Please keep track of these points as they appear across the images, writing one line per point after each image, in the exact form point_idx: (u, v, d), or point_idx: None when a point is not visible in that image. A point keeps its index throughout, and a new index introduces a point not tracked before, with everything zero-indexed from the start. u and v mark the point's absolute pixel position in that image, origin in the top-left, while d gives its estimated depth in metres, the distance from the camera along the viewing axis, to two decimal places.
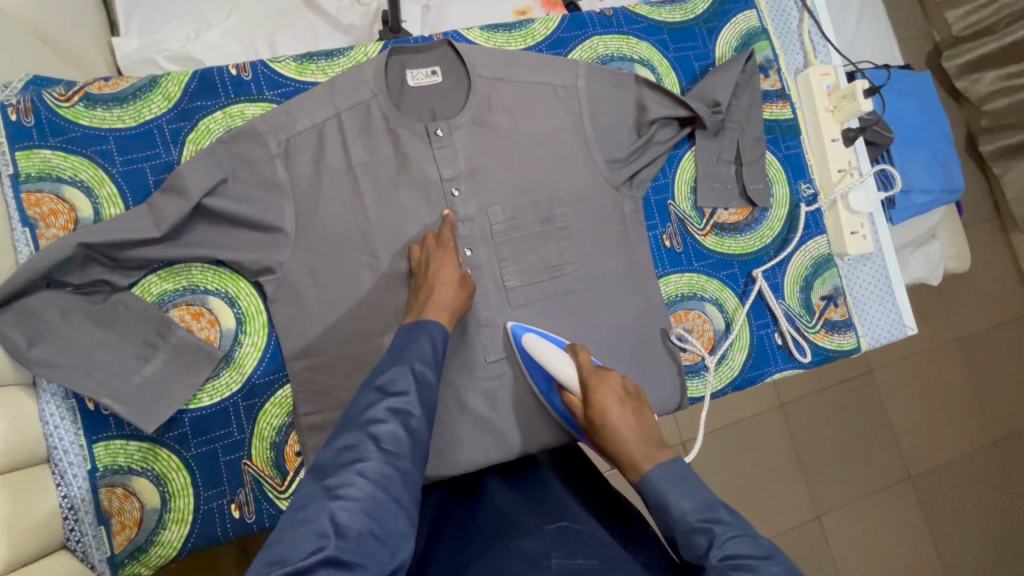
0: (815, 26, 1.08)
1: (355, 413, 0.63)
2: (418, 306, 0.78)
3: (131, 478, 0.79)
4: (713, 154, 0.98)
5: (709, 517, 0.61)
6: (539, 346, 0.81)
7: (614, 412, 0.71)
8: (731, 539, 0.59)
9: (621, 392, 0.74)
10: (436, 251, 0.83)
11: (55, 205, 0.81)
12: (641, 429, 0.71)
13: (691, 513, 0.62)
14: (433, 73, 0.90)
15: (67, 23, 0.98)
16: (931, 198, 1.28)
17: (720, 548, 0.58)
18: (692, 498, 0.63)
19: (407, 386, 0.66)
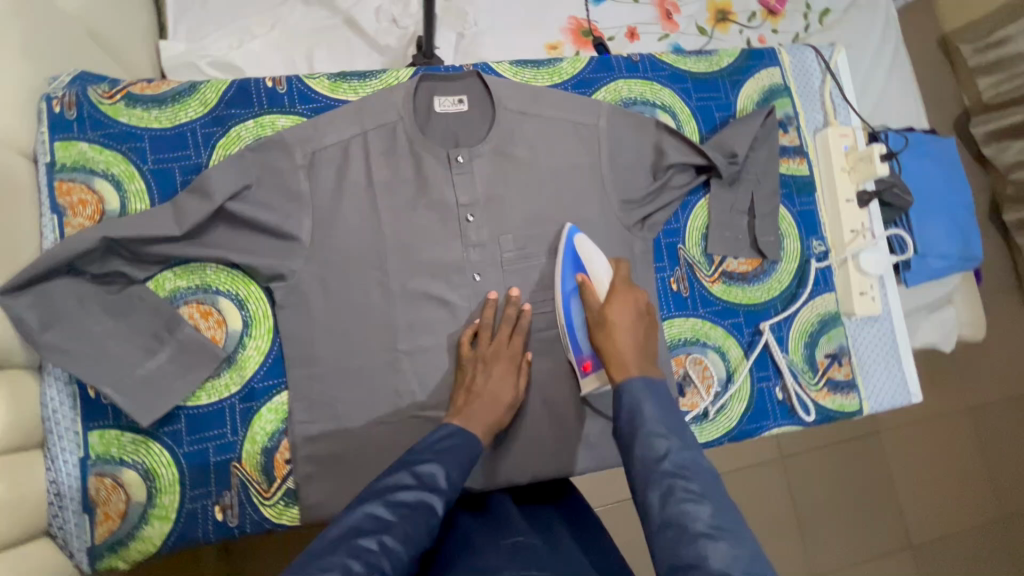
0: (837, 88, 1.10)
1: (387, 486, 0.63)
2: (467, 408, 0.78)
3: (121, 469, 0.79)
4: (727, 204, 0.99)
5: (672, 429, 0.64)
6: (593, 248, 0.87)
7: (627, 317, 0.76)
8: (687, 455, 0.62)
9: (641, 306, 0.78)
10: (496, 350, 0.83)
11: (84, 195, 0.84)
12: (640, 344, 0.74)
13: (659, 420, 0.65)
14: (460, 102, 0.93)
15: (120, 24, 1.03)
16: (943, 266, 1.28)
17: (674, 459, 0.61)
18: (663, 411, 0.66)
19: (443, 479, 0.65)
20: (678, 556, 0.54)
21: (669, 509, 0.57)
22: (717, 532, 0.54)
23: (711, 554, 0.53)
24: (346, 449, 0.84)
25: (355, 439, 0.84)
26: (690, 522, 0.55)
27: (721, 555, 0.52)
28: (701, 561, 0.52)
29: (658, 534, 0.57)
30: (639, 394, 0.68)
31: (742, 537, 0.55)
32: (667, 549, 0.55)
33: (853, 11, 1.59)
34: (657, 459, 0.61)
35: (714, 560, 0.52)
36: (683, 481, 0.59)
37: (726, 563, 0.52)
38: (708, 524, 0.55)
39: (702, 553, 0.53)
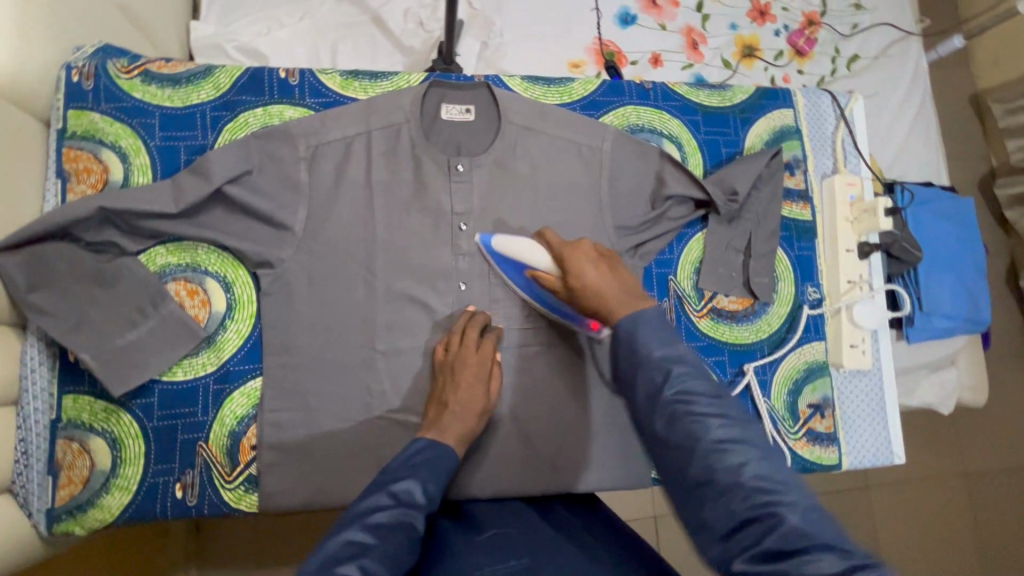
0: (850, 136, 1.08)
1: (361, 510, 0.62)
2: (439, 422, 0.77)
3: (89, 436, 0.81)
4: (723, 240, 0.99)
5: (671, 356, 0.63)
6: (508, 241, 0.82)
7: (588, 272, 0.72)
8: (688, 375, 0.61)
9: (591, 253, 0.75)
10: (467, 358, 0.81)
11: (90, 163, 0.86)
12: (616, 283, 0.72)
13: (656, 351, 0.63)
14: (467, 111, 0.94)
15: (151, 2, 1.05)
16: (947, 325, 1.25)
17: (673, 383, 0.61)
18: (659, 339, 0.65)
19: (419, 498, 0.65)
20: (690, 471, 0.57)
21: (676, 433, 0.58)
22: (727, 446, 0.56)
23: (720, 467, 0.55)
24: (312, 442, 0.84)
25: (322, 432, 0.84)
26: (698, 439, 0.57)
27: (729, 465, 0.55)
28: (711, 475, 0.55)
29: (668, 454, 0.59)
30: (635, 329, 0.66)
31: (750, 440, 0.57)
32: (679, 466, 0.57)
33: (882, 59, 1.58)
34: (658, 389, 0.61)
35: (724, 473, 0.55)
36: (685, 404, 0.59)
37: (737, 473, 0.54)
38: (717, 438, 0.56)
39: (713, 467, 0.55)
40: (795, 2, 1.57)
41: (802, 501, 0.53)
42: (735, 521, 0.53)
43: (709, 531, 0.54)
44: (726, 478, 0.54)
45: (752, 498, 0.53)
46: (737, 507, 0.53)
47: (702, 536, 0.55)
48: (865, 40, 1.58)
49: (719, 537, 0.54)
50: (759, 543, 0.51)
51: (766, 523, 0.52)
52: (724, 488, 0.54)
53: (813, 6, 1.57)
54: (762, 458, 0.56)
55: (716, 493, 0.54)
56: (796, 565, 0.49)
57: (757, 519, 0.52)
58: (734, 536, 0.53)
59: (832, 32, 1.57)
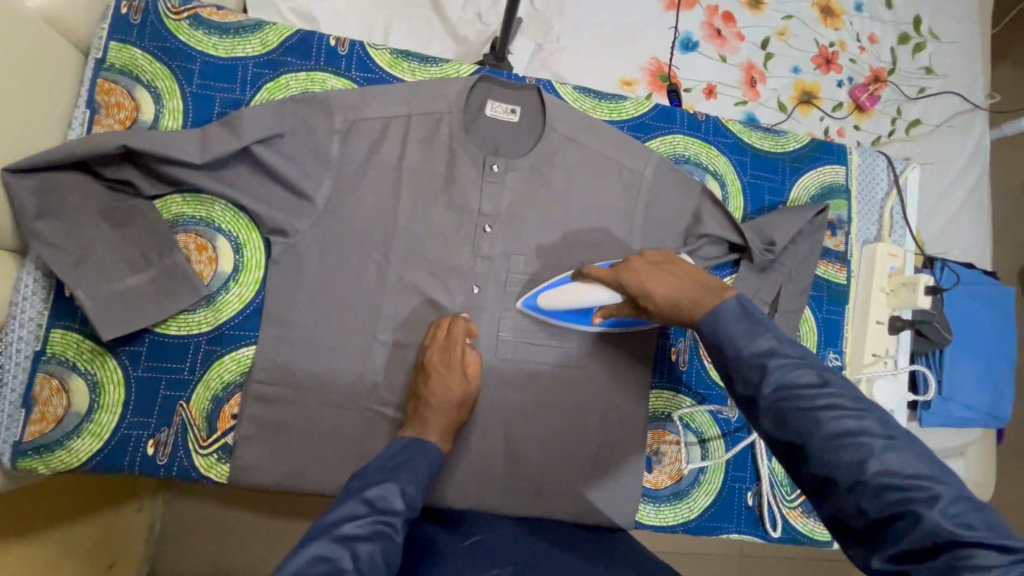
0: (900, 205, 1.04)
1: (333, 520, 0.58)
2: (419, 417, 0.76)
3: (70, 375, 0.78)
4: (752, 288, 0.94)
5: (765, 351, 0.58)
6: (552, 293, 0.82)
7: (652, 281, 0.71)
8: (790, 367, 0.56)
9: (647, 266, 0.73)
10: (450, 360, 0.79)
11: (122, 99, 0.84)
12: (683, 279, 0.69)
13: (746, 348, 0.59)
14: (512, 112, 0.91)
15: None
16: (964, 415, 1.20)
17: (774, 379, 0.56)
18: (747, 333, 0.59)
19: (396, 505, 0.62)
20: (805, 469, 0.53)
21: (786, 434, 0.54)
22: (849, 443, 0.50)
23: (839, 464, 0.50)
24: (295, 421, 0.82)
25: (307, 413, 0.82)
26: (810, 436, 0.52)
27: (848, 461, 0.50)
28: (833, 474, 0.51)
29: (782, 452, 0.55)
30: (717, 331, 0.62)
31: (874, 432, 0.51)
32: (797, 466, 0.54)
33: (942, 130, 1.53)
34: (756, 388, 0.57)
35: (847, 471, 0.50)
36: (791, 400, 0.54)
37: (863, 469, 0.49)
38: (833, 433, 0.51)
39: (830, 465, 0.51)
40: (863, 56, 1.52)
41: (946, 493, 0.47)
42: (865, 520, 0.49)
43: (843, 528, 0.51)
44: (848, 477, 0.50)
45: (883, 496, 0.48)
46: (869, 505, 0.49)
47: (837, 531, 0.52)
48: (928, 107, 1.54)
49: (854, 535, 0.51)
50: (900, 544, 0.47)
51: (903, 522, 0.47)
52: (849, 487, 0.50)
53: (882, 63, 1.53)
54: (890, 449, 0.50)
55: (842, 492, 0.51)
56: (942, 562, 0.45)
57: (896, 517, 0.48)
58: (871, 535, 0.50)
59: (897, 92, 1.52)
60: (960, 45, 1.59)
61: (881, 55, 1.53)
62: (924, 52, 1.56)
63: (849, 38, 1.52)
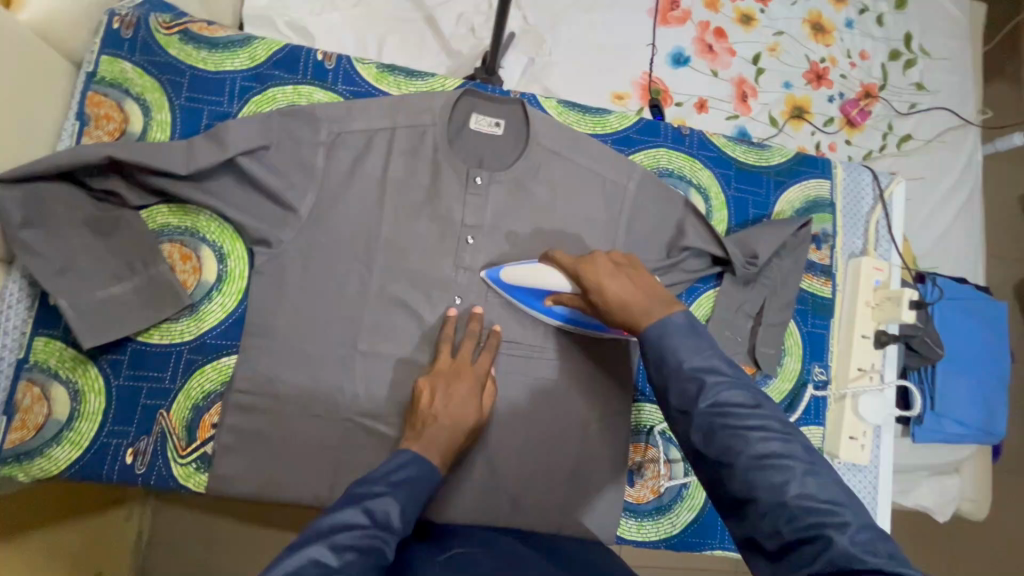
0: (885, 219, 1.04)
1: (331, 526, 0.57)
2: (422, 436, 0.74)
3: (52, 383, 0.79)
4: (735, 302, 0.94)
5: (704, 366, 0.59)
6: (518, 270, 0.84)
7: (608, 279, 0.70)
8: (725, 386, 0.58)
9: (608, 264, 0.72)
10: (457, 371, 0.81)
11: (111, 111, 0.85)
12: (640, 285, 0.68)
13: (688, 362, 0.59)
14: (496, 125, 0.92)
15: None
16: (958, 431, 1.19)
17: (709, 395, 0.57)
18: (693, 350, 0.60)
19: (395, 521, 0.60)
20: (730, 488, 0.54)
21: (715, 451, 0.55)
22: (774, 464, 0.52)
23: (763, 485, 0.52)
24: (275, 431, 0.82)
25: (287, 423, 0.82)
26: (737, 455, 0.53)
27: (772, 483, 0.52)
28: (754, 493, 0.52)
29: (709, 470, 0.57)
30: (662, 343, 0.62)
31: (797, 455, 0.53)
32: (721, 483, 0.55)
33: (934, 145, 1.53)
34: (692, 402, 0.58)
35: (768, 492, 0.52)
36: (723, 418, 0.56)
37: (784, 491, 0.51)
38: (758, 453, 0.53)
39: (755, 485, 0.52)
40: (855, 71, 1.53)
41: (853, 520, 0.50)
42: (780, 541, 0.51)
43: (758, 549, 0.53)
44: (769, 498, 0.51)
45: (797, 519, 0.50)
46: (784, 528, 0.50)
47: (751, 552, 0.54)
48: (921, 122, 1.54)
49: (766, 555, 0.52)
50: (808, 567, 0.49)
51: (815, 545, 0.49)
52: (768, 509, 0.51)
53: (873, 78, 1.54)
54: (809, 473, 0.52)
55: (762, 513, 0.52)
56: None
57: (808, 540, 0.49)
58: (782, 555, 0.51)
59: (888, 107, 1.53)
60: (951, 61, 1.60)
61: (872, 71, 1.54)
62: (916, 67, 1.57)
63: (839, 54, 1.53)
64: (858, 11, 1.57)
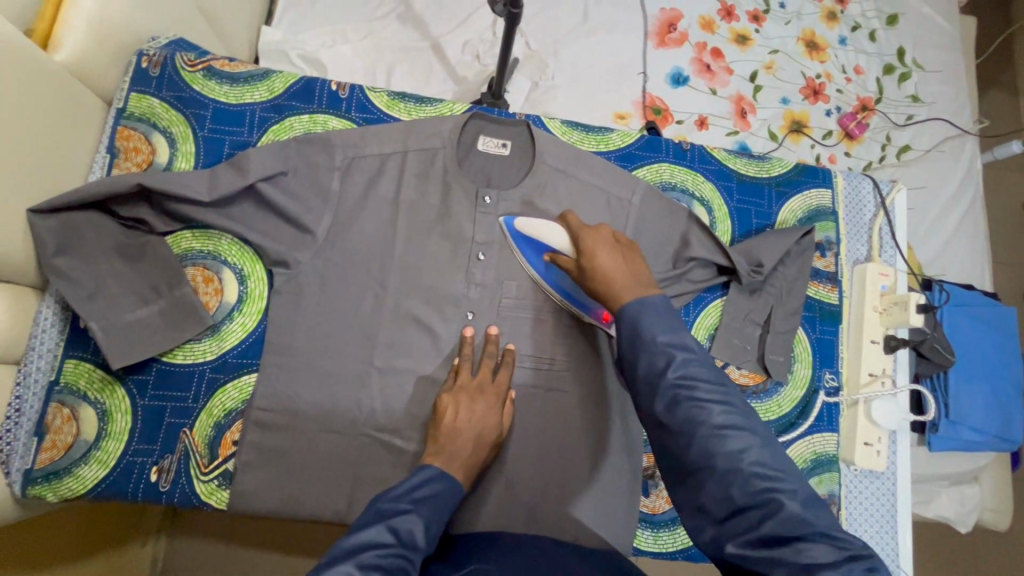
0: (888, 226, 1.05)
1: (357, 543, 0.58)
2: (441, 446, 0.77)
3: (81, 404, 0.82)
4: (743, 310, 0.96)
5: (675, 341, 0.61)
6: (532, 224, 0.87)
7: (602, 250, 0.72)
8: (692, 361, 0.60)
9: (608, 238, 0.75)
10: (479, 384, 0.83)
11: (140, 144, 0.91)
12: (630, 267, 0.70)
13: (659, 336, 0.62)
14: (503, 146, 0.96)
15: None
16: (975, 438, 1.18)
17: (677, 367, 0.60)
18: (665, 325, 0.63)
19: (419, 541, 0.61)
20: (688, 456, 0.56)
21: (678, 418, 0.57)
22: (730, 431, 0.56)
23: (720, 453, 0.55)
24: (294, 447, 0.83)
25: (305, 439, 0.84)
26: (698, 423, 0.56)
27: (730, 452, 0.54)
28: (711, 460, 0.55)
29: (668, 444, 0.59)
30: (634, 320, 0.63)
31: (751, 428, 0.56)
32: (680, 450, 0.57)
33: (934, 154, 1.55)
34: (659, 373, 0.60)
35: (725, 460, 0.54)
36: (688, 388, 0.58)
37: (738, 458, 0.54)
38: (718, 423, 0.56)
39: (712, 453, 0.55)
40: (851, 85, 1.57)
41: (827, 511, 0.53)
42: (731, 505, 0.53)
43: (705, 516, 0.55)
44: (725, 465, 0.54)
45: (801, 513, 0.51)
46: (738, 494, 0.53)
47: (703, 529, 0.56)
48: (919, 132, 1.57)
49: (714, 521, 0.55)
50: (755, 530, 0.52)
51: (765, 510, 0.52)
52: (724, 476, 0.54)
53: (869, 92, 1.57)
54: (764, 447, 0.55)
55: (716, 480, 0.54)
56: (786, 551, 0.50)
57: (759, 505, 0.52)
58: (730, 520, 0.54)
59: (886, 118, 1.56)
60: (947, 73, 1.63)
61: (868, 85, 1.58)
62: (911, 79, 1.60)
63: (835, 69, 1.57)
64: (850, 28, 1.61)
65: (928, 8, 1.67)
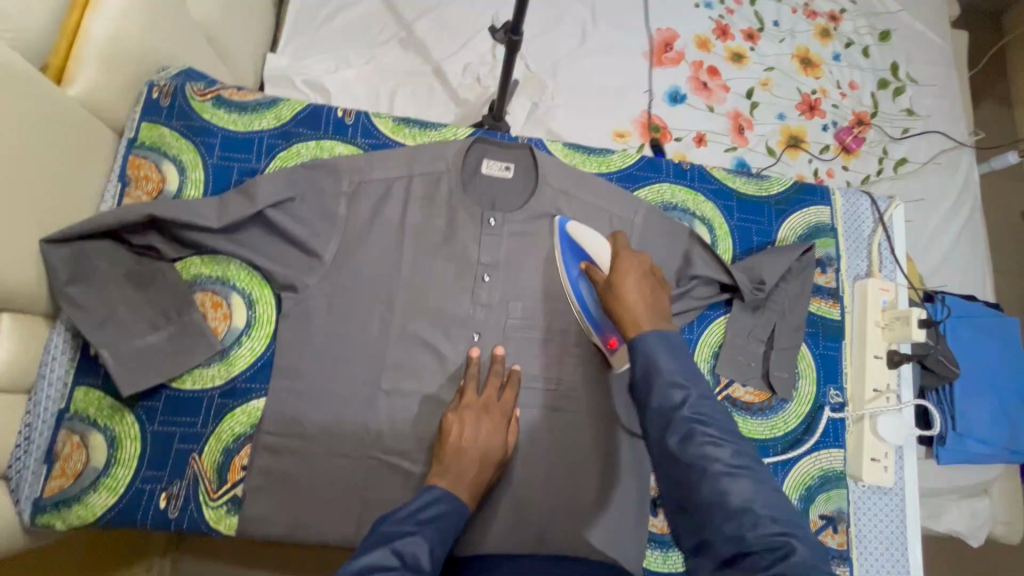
0: (887, 241, 1.07)
1: (363, 566, 0.59)
2: (447, 467, 0.78)
3: (90, 431, 0.82)
4: (746, 327, 0.96)
5: (691, 382, 0.66)
6: (586, 232, 0.88)
7: (632, 276, 0.75)
8: (703, 404, 0.64)
9: (643, 268, 0.77)
10: (486, 403, 0.84)
11: (150, 172, 0.92)
12: (651, 296, 0.73)
13: (676, 376, 0.66)
14: (507, 169, 0.97)
15: (232, 26, 1.20)
16: (982, 450, 1.18)
17: (691, 406, 0.64)
18: (680, 366, 0.67)
19: (423, 561, 0.62)
20: (698, 491, 0.61)
21: (689, 454, 0.62)
22: (738, 474, 0.60)
23: (727, 493, 0.59)
24: (302, 471, 0.84)
25: (313, 463, 0.84)
26: (707, 462, 0.61)
27: (736, 493, 0.59)
28: (720, 498, 0.59)
29: (681, 477, 0.63)
30: (652, 352, 0.68)
31: (752, 473, 0.61)
32: (688, 485, 0.62)
33: (930, 167, 1.57)
34: (674, 408, 0.65)
35: (731, 502, 0.59)
36: (698, 426, 0.63)
37: (747, 501, 0.59)
38: (724, 467, 0.61)
39: (720, 492, 0.60)
40: (846, 100, 1.60)
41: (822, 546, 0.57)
42: (741, 546, 0.57)
43: (715, 556, 0.59)
44: (733, 505, 0.59)
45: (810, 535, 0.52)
46: (745, 534, 0.57)
47: None
48: (915, 145, 1.59)
49: (723, 561, 0.58)
50: (761, 570, 0.55)
51: (770, 553, 0.55)
52: (732, 515, 0.58)
53: (864, 106, 1.60)
54: (765, 491, 0.60)
55: (727, 520, 0.58)
56: None
57: (763, 547, 0.56)
58: (738, 559, 0.57)
59: (882, 132, 1.58)
60: (939, 87, 1.66)
61: (863, 100, 1.60)
62: (905, 93, 1.63)
63: (830, 85, 1.60)
64: (843, 45, 1.65)
65: (918, 25, 1.71)
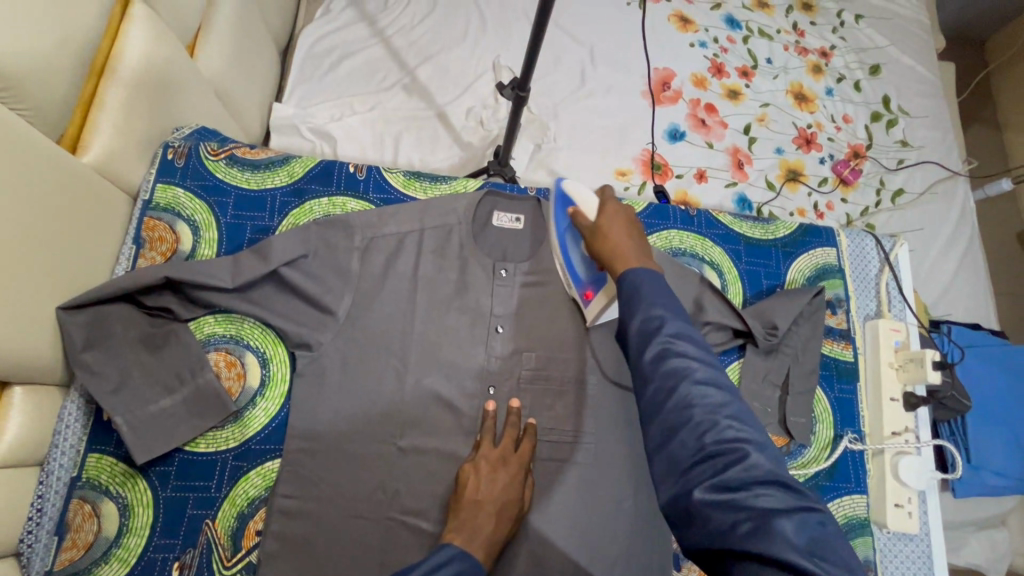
0: (895, 281, 1.08)
1: None
2: (466, 525, 0.76)
3: (103, 499, 0.81)
4: (760, 372, 0.96)
5: (669, 311, 0.67)
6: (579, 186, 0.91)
7: (623, 226, 0.80)
8: (681, 331, 0.65)
9: (629, 219, 0.82)
10: (503, 454, 0.83)
11: (164, 234, 0.93)
12: (638, 241, 0.78)
13: (655, 305, 0.67)
14: (516, 221, 0.99)
15: (242, 80, 1.22)
16: (999, 484, 1.16)
17: (670, 330, 0.65)
18: (661, 297, 0.69)
19: None
20: (670, 404, 0.60)
21: (663, 369, 0.62)
22: (708, 388, 0.60)
23: (699, 405, 0.58)
24: (318, 535, 0.82)
25: (329, 525, 0.82)
26: (683, 377, 0.60)
27: (708, 405, 0.58)
28: (691, 409, 0.58)
29: (654, 392, 0.61)
30: (639, 284, 0.70)
31: (719, 386, 0.60)
32: (662, 404, 0.60)
33: (927, 197, 1.60)
34: (654, 329, 0.65)
35: (701, 413, 0.58)
36: (677, 348, 0.63)
37: (713, 413, 0.58)
38: (699, 381, 0.60)
39: (691, 404, 0.59)
40: (841, 134, 1.63)
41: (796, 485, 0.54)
42: (702, 454, 0.56)
43: (673, 463, 0.57)
44: (705, 416, 0.58)
45: None
46: (709, 440, 0.56)
47: None
48: (911, 175, 1.62)
49: (681, 469, 0.56)
50: (716, 475, 0.54)
51: (728, 457, 0.55)
52: (700, 426, 0.57)
53: (858, 139, 1.63)
54: (734, 410, 0.59)
55: (690, 431, 0.58)
56: (744, 495, 0.52)
57: (722, 454, 0.55)
58: (695, 467, 0.56)
59: (877, 164, 1.61)
60: (931, 118, 1.70)
61: (857, 133, 1.64)
62: (897, 125, 1.67)
63: (824, 119, 1.64)
64: (835, 80, 1.69)
65: (906, 59, 1.76)
